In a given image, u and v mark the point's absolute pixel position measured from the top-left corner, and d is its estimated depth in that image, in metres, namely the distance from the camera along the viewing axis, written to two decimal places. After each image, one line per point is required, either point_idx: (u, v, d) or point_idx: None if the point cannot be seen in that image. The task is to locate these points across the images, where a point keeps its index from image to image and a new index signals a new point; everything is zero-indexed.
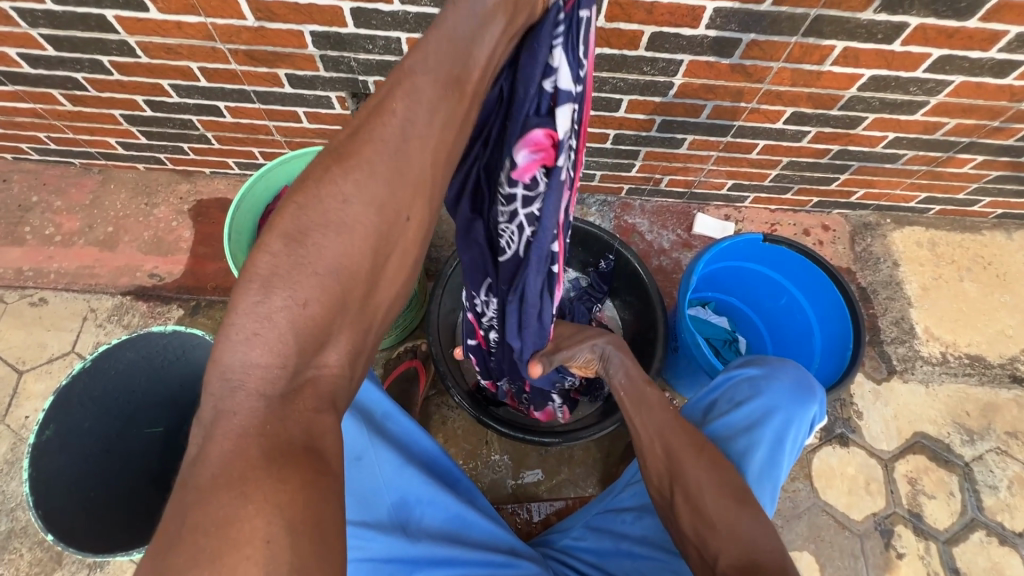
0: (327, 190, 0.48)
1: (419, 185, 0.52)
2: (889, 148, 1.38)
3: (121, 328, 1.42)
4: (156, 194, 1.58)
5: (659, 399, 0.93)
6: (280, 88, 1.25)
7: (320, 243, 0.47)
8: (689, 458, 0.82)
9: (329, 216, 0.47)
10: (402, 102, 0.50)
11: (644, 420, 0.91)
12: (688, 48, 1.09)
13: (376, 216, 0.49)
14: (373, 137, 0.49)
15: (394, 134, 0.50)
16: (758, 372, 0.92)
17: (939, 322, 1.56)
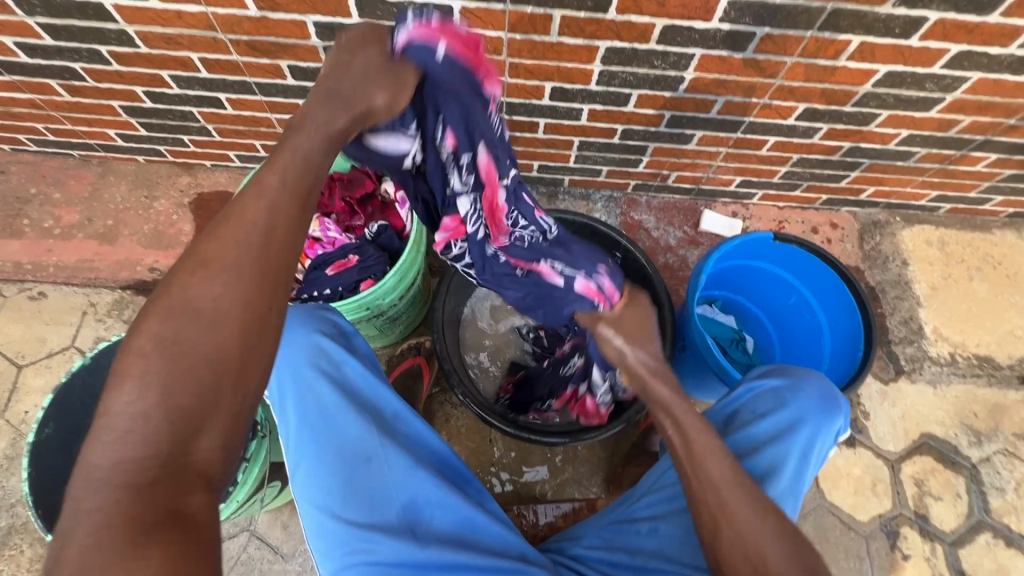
0: (186, 290, 0.55)
1: (273, 283, 0.58)
2: (901, 145, 1.36)
3: (121, 323, 1.41)
4: (156, 186, 1.56)
5: (715, 446, 0.80)
6: (283, 80, 1.22)
7: (185, 335, 0.54)
8: (751, 520, 0.76)
9: (197, 315, 0.55)
10: (256, 217, 0.58)
11: (699, 471, 0.79)
12: (700, 42, 1.06)
13: (236, 307, 0.56)
14: (220, 244, 0.56)
15: (248, 239, 0.57)
16: (782, 384, 0.92)
17: (948, 322, 1.55)
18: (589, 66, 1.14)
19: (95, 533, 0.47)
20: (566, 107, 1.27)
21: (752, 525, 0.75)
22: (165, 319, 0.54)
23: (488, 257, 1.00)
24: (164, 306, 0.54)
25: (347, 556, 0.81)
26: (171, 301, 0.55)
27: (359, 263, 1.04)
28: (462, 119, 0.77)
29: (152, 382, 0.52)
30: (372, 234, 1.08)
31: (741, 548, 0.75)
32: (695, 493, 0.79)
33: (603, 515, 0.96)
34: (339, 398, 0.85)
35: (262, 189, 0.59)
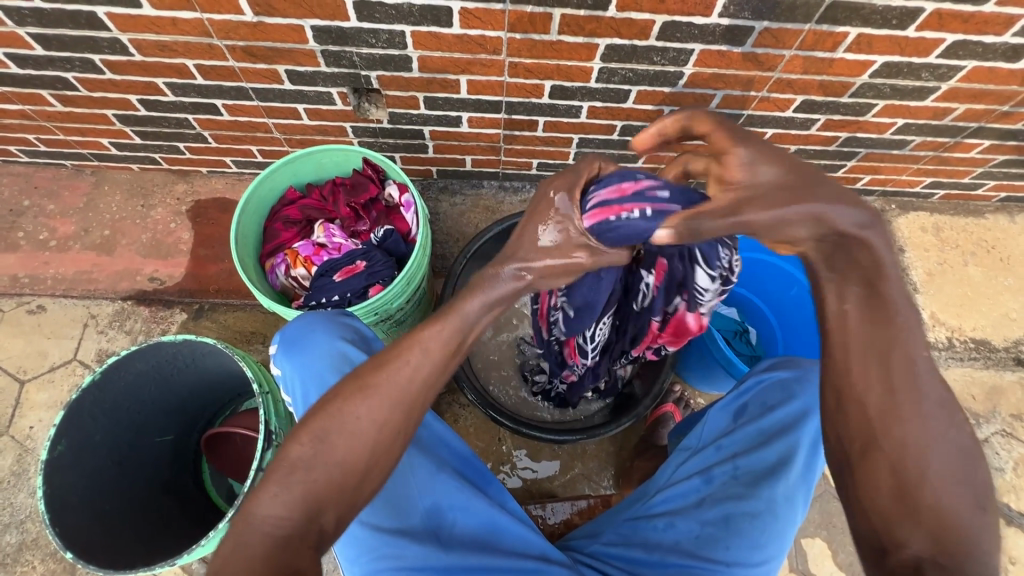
0: (348, 410, 0.68)
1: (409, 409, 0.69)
2: (897, 134, 1.37)
3: (123, 334, 1.39)
4: (152, 195, 1.55)
5: (898, 344, 0.67)
6: (280, 85, 1.21)
7: (332, 444, 0.67)
8: (916, 430, 0.67)
9: (344, 425, 0.68)
10: (415, 356, 0.69)
11: (875, 360, 0.68)
12: (700, 37, 1.07)
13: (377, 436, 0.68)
14: (385, 382, 0.68)
15: (403, 381, 0.69)
16: (792, 376, 0.94)
17: (945, 307, 1.57)
18: (588, 63, 1.14)
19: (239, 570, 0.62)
20: (565, 104, 1.27)
21: (917, 435, 0.67)
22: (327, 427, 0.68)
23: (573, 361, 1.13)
24: (324, 412, 0.68)
25: (374, 562, 0.82)
26: (328, 411, 0.68)
27: (367, 270, 1.02)
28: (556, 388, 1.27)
29: (302, 472, 0.66)
30: (378, 240, 1.06)
31: (897, 453, 0.67)
32: (854, 389, 0.70)
33: (621, 510, 0.97)
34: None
35: (432, 337, 0.69)
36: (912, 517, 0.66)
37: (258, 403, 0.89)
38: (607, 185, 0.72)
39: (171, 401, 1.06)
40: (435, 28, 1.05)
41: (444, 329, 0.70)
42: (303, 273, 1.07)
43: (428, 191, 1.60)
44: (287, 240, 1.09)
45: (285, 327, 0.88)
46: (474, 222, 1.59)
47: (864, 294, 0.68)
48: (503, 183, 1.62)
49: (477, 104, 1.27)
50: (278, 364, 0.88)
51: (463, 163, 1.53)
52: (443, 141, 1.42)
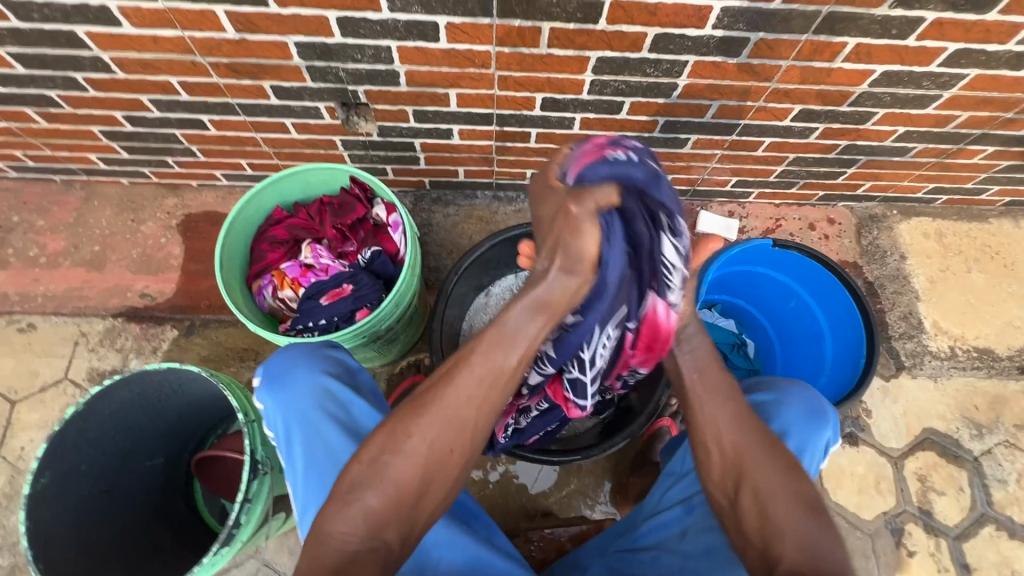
0: (403, 431, 0.73)
1: (463, 426, 0.75)
2: (898, 142, 1.34)
3: (114, 352, 1.38)
4: (142, 209, 1.53)
5: (731, 389, 0.85)
6: (266, 100, 1.19)
7: (386, 463, 0.73)
8: (759, 455, 0.80)
9: (399, 443, 0.73)
10: (464, 374, 0.76)
11: (716, 403, 0.84)
12: (693, 49, 1.04)
13: (430, 455, 0.74)
14: (437, 401, 0.74)
15: (455, 400, 0.75)
16: (771, 400, 0.91)
17: (948, 315, 1.54)
18: (580, 76, 1.11)
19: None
20: (557, 116, 1.24)
21: (760, 459, 0.79)
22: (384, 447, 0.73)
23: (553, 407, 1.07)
24: (379, 433, 0.75)
25: None
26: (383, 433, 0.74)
27: (353, 293, 1.00)
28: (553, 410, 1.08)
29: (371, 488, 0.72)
30: (366, 261, 1.04)
31: (744, 476, 0.79)
32: (706, 430, 0.83)
33: (614, 541, 0.97)
34: (349, 444, 0.82)
35: (488, 358, 0.77)
36: (772, 530, 0.75)
37: (243, 432, 0.87)
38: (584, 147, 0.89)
39: (159, 426, 1.06)
40: (421, 43, 1.03)
41: (496, 346, 0.77)
42: (290, 295, 1.05)
43: (422, 202, 1.58)
44: (275, 262, 1.07)
45: (270, 361, 0.87)
46: (468, 233, 1.57)
47: (699, 357, 0.88)
48: (497, 194, 1.60)
49: (468, 117, 1.25)
50: (262, 400, 0.86)
51: (456, 174, 1.50)
52: (435, 152, 1.40)
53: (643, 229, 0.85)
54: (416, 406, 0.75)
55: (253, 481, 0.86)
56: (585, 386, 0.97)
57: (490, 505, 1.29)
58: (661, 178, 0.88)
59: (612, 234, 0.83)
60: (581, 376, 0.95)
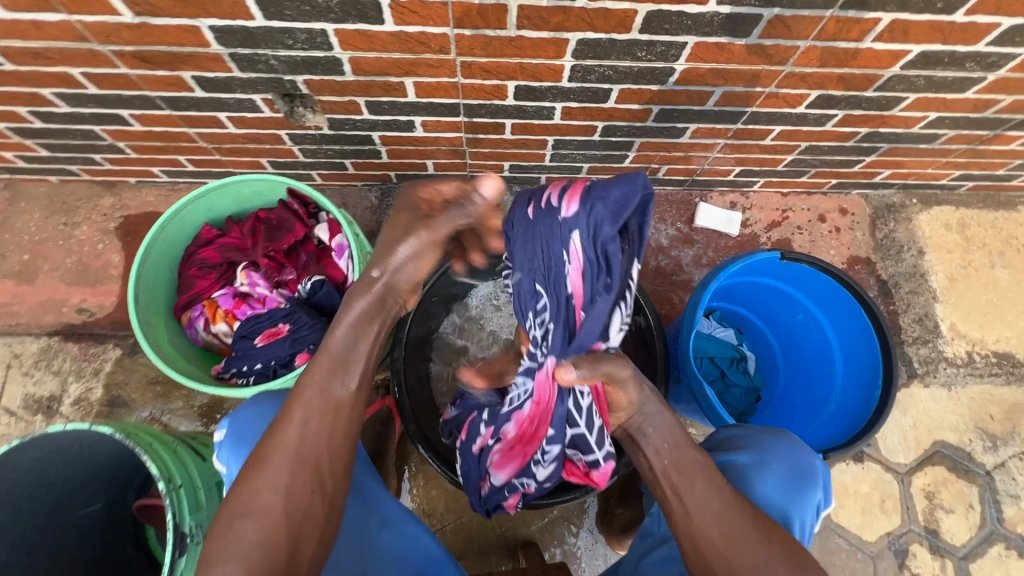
0: (247, 486, 0.64)
1: (314, 467, 0.67)
2: (927, 128, 1.17)
3: (51, 375, 1.25)
4: (75, 211, 1.37)
5: (712, 470, 0.72)
6: (191, 93, 1.01)
7: (239, 529, 0.62)
8: (753, 548, 0.68)
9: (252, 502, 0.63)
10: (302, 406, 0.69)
11: (699, 484, 0.71)
12: (694, 29, 0.85)
13: (288, 504, 0.64)
14: (279, 448, 0.66)
15: (298, 436, 0.67)
16: (749, 462, 0.78)
17: (966, 317, 1.41)
18: (558, 62, 0.93)
19: None
20: (535, 106, 1.07)
21: (755, 551, 0.68)
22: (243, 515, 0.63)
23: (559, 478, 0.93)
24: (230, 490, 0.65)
25: None
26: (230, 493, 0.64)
27: (292, 333, 0.87)
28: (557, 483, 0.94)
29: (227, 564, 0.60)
30: (307, 293, 0.90)
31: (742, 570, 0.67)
32: (694, 519, 0.69)
33: None
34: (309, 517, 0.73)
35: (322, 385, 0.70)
36: None
37: (163, 502, 0.76)
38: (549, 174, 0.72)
39: (90, 473, 0.94)
40: (363, 26, 0.84)
41: (329, 372, 0.71)
42: (224, 329, 0.92)
43: (388, 198, 1.42)
44: (202, 292, 0.93)
45: (236, 415, 0.78)
46: None
47: (666, 437, 0.74)
48: None
49: (430, 107, 1.07)
50: (224, 460, 0.76)
51: (424, 167, 1.33)
52: (397, 146, 1.22)
53: (599, 264, 0.62)
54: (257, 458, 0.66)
55: (180, 557, 0.76)
56: (592, 443, 0.82)
57: (467, 535, 1.21)
58: (618, 182, 0.60)
59: (555, 274, 0.68)
60: (579, 433, 0.81)
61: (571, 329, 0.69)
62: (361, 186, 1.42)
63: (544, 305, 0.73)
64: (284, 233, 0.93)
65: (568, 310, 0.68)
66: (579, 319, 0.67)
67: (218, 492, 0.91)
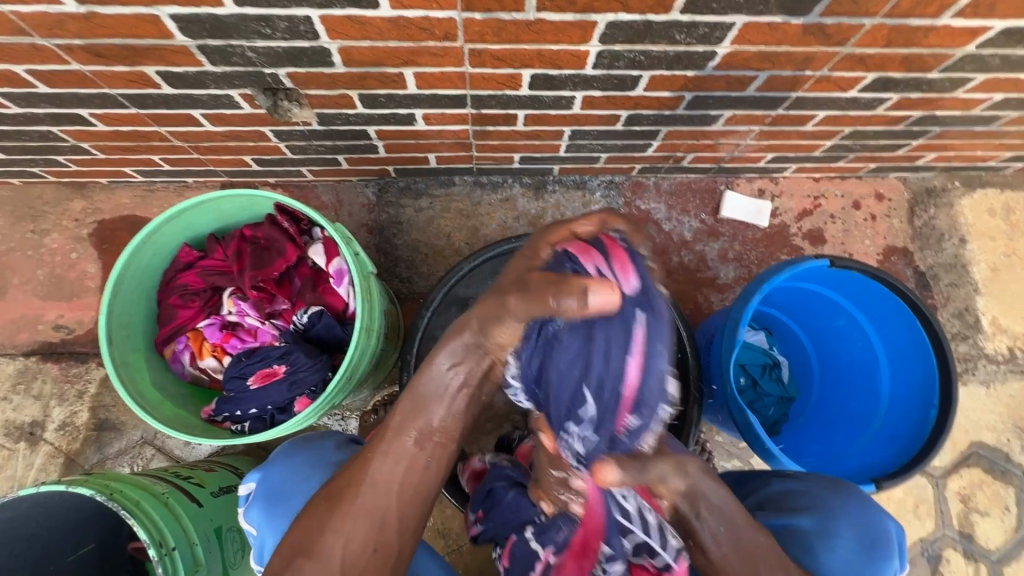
0: (316, 529, 0.68)
1: (383, 518, 0.70)
2: (989, 110, 1.05)
3: (31, 400, 1.16)
4: (43, 217, 1.24)
5: (767, 548, 0.70)
6: (157, 90, 0.88)
7: (298, 569, 0.67)
8: None
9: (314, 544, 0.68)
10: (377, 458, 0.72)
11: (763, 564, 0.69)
12: (745, 7, 0.73)
13: (344, 557, 0.68)
14: (351, 495, 0.70)
15: (368, 491, 0.70)
16: (813, 526, 0.74)
17: (1009, 310, 1.33)
18: (583, 47, 0.80)
19: None
20: (552, 95, 0.94)
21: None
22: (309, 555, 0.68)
23: None
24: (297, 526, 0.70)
25: None
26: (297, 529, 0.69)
27: (289, 374, 0.78)
28: None
29: None
30: (304, 326, 0.82)
31: None
32: None
33: None
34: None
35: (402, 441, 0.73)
36: None
37: (154, 569, 0.70)
38: (565, 251, 0.61)
39: (77, 519, 0.88)
40: (354, 11, 0.71)
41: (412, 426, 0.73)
42: (214, 365, 0.84)
43: (387, 193, 1.29)
44: (184, 324, 0.83)
45: (267, 477, 0.77)
46: (445, 232, 1.29)
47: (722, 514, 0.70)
48: (479, 178, 1.30)
49: (433, 99, 0.94)
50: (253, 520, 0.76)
51: (426, 160, 1.20)
52: (396, 140, 1.10)
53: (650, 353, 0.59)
54: (331, 502, 0.70)
55: None
56: (655, 546, 0.79)
57: (485, 555, 1.15)
58: (638, 262, 0.59)
59: (603, 379, 0.60)
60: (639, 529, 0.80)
61: (621, 432, 0.63)
62: (356, 181, 1.29)
63: (583, 420, 0.63)
64: (273, 256, 0.82)
65: (619, 418, 0.62)
66: (631, 422, 0.62)
67: (218, 539, 0.84)
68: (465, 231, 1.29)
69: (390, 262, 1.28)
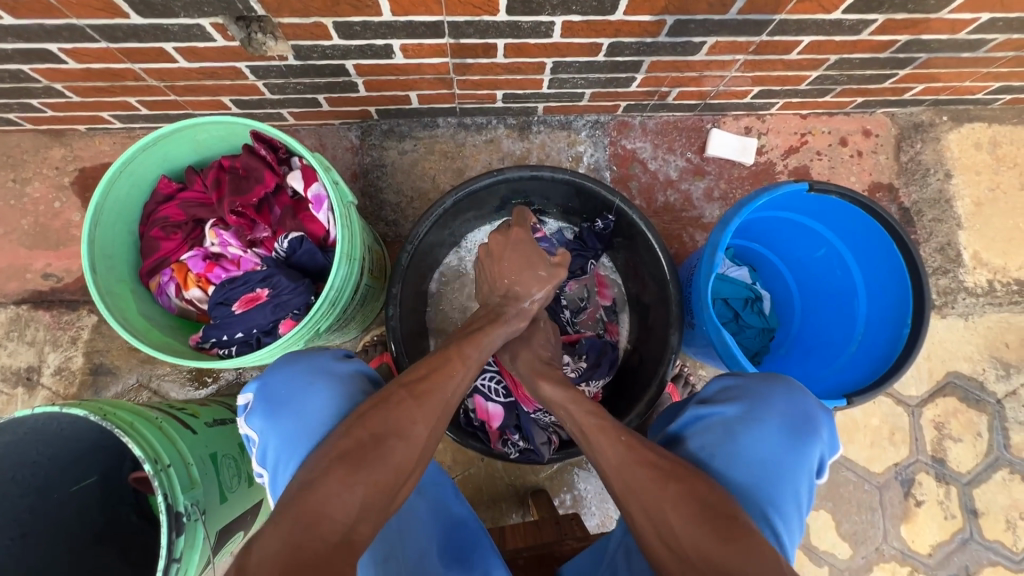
0: (406, 415, 0.68)
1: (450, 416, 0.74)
2: (976, 33, 1.03)
3: (26, 346, 1.18)
4: (23, 165, 1.23)
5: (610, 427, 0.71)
6: (126, 20, 0.86)
7: (389, 449, 0.65)
8: (647, 478, 0.63)
9: (401, 428, 0.67)
10: (458, 367, 0.78)
11: (612, 437, 0.69)
12: None
13: (428, 442, 0.69)
14: (438, 392, 0.73)
15: (449, 392, 0.74)
16: (736, 415, 0.71)
17: (991, 244, 1.34)
18: None
19: (280, 542, 0.56)
20: (531, 21, 0.92)
21: (654, 501, 0.62)
22: (388, 435, 0.66)
23: (473, 412, 1.08)
24: (382, 412, 0.68)
25: None
26: (386, 413, 0.68)
27: (272, 298, 0.81)
28: (472, 416, 1.07)
29: (361, 464, 0.62)
30: (286, 252, 0.84)
31: (649, 501, 0.62)
32: (607, 466, 0.68)
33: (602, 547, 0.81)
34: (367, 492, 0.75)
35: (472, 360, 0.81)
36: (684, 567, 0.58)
37: (152, 483, 0.73)
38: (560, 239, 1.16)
39: (77, 451, 0.90)
40: None
41: (473, 353, 0.82)
42: (199, 295, 0.86)
43: (370, 136, 1.28)
44: (167, 254, 0.85)
45: (268, 379, 0.73)
46: (430, 174, 1.28)
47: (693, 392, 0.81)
48: (463, 120, 1.29)
49: (410, 28, 0.92)
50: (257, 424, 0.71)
51: (408, 100, 1.19)
52: (376, 76, 1.08)
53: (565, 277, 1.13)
54: (416, 395, 0.71)
55: (178, 537, 0.74)
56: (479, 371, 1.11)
57: (476, 486, 1.19)
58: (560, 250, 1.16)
59: None
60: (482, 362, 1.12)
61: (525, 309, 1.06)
62: (338, 125, 1.28)
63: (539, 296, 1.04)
64: (252, 184, 0.84)
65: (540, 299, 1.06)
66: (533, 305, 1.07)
67: (214, 463, 0.87)
68: (450, 173, 1.29)
69: (375, 206, 1.28)
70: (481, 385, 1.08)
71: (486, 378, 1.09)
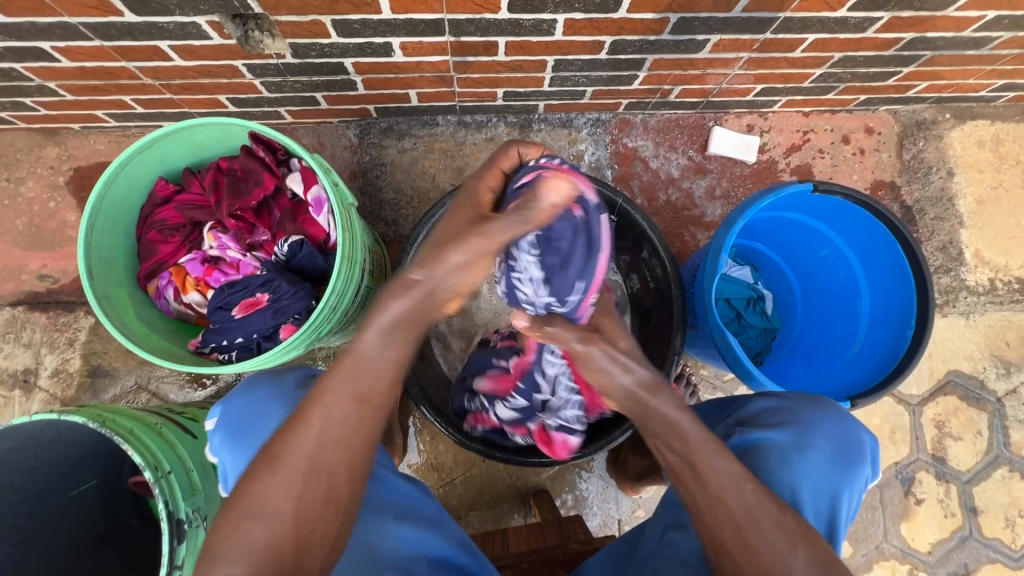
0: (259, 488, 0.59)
1: (331, 474, 0.60)
2: (981, 31, 1.02)
3: (22, 348, 1.17)
4: (17, 164, 1.21)
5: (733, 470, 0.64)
6: (121, 18, 0.84)
7: (247, 532, 0.57)
8: (778, 538, 0.60)
9: (256, 507, 0.58)
10: (318, 414, 0.61)
11: (731, 486, 0.63)
12: None
13: (298, 512, 0.59)
14: (295, 452, 0.60)
15: (305, 445, 0.60)
16: (789, 441, 0.72)
17: (993, 242, 1.34)
18: None
19: None
20: (533, 19, 0.91)
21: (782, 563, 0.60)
22: (251, 517, 0.57)
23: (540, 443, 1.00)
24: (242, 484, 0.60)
25: None
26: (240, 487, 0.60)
27: (272, 303, 0.80)
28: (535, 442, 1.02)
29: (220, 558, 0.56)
30: (285, 256, 0.83)
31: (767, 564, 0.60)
32: (722, 517, 0.62)
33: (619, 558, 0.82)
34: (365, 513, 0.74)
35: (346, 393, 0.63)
36: None
37: (152, 491, 0.72)
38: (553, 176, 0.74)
39: (76, 457, 0.89)
40: None
41: (353, 380, 0.64)
42: (198, 299, 0.85)
43: (369, 134, 1.27)
44: (166, 257, 0.85)
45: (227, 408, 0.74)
46: (430, 173, 1.27)
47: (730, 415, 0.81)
48: (463, 118, 1.27)
49: (410, 25, 0.91)
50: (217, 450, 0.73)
51: (407, 98, 1.17)
52: (375, 74, 1.06)
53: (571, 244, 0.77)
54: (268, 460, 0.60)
55: (179, 545, 0.73)
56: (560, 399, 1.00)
57: (477, 487, 1.19)
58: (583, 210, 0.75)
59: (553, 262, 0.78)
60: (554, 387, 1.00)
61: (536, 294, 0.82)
62: (337, 123, 1.26)
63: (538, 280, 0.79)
64: (250, 186, 0.83)
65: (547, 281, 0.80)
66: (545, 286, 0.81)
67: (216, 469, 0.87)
68: (450, 171, 1.27)
69: (375, 205, 1.26)
70: (560, 416, 0.99)
71: (567, 410, 0.99)
